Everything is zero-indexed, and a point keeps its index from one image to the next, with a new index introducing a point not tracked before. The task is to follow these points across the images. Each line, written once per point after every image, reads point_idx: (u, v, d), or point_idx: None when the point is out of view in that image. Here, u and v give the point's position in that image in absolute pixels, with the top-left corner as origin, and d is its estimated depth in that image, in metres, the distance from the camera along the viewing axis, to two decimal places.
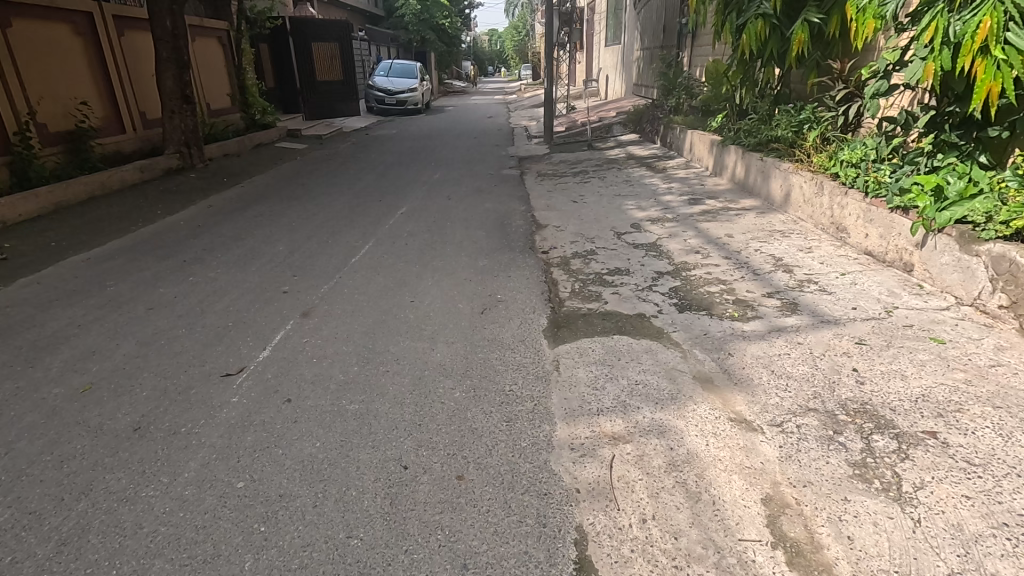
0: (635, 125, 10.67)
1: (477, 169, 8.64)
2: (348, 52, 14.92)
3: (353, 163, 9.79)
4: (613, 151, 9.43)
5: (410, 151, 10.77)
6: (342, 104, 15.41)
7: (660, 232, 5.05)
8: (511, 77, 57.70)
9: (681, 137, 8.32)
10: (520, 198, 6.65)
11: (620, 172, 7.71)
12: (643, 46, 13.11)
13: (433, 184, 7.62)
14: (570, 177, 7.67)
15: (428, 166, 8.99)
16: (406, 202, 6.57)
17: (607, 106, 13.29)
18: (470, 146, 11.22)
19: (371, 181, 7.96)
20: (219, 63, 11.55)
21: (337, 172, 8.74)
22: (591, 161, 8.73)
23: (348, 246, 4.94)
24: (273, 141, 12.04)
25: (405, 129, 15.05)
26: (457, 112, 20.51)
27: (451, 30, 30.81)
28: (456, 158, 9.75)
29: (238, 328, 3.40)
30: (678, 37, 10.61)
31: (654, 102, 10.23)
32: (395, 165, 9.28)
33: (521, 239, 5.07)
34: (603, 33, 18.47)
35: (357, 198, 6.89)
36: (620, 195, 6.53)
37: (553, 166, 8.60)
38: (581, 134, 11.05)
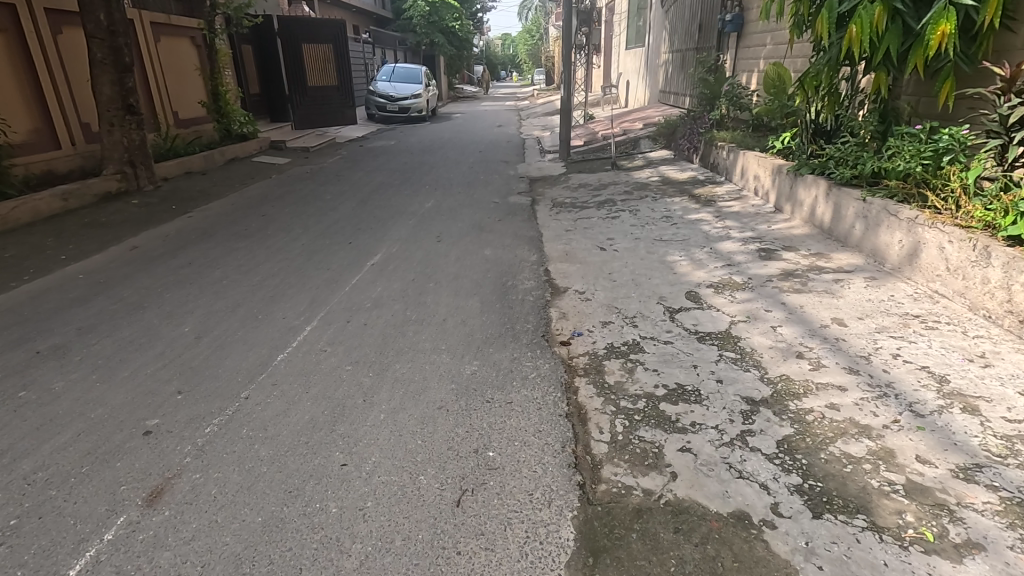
0: (667, 141, 9.10)
1: (479, 195, 7.13)
2: (342, 54, 13.76)
3: (335, 183, 8.34)
4: (643, 172, 7.89)
5: (404, 168, 9.31)
6: (338, 112, 14.12)
7: (730, 311, 3.51)
8: (524, 83, 56.22)
9: (729, 157, 6.76)
10: (531, 241, 5.14)
11: (656, 203, 6.16)
12: (673, 49, 11.60)
13: (421, 216, 6.12)
14: (593, 209, 6.14)
15: (421, 190, 7.51)
16: (383, 245, 5.10)
17: (631, 117, 11.71)
18: (474, 163, 9.72)
19: (348, 211, 6.49)
20: (189, 67, 10.16)
21: (312, 197, 7.31)
22: (618, 185, 7.20)
23: (283, 328, 3.46)
24: (252, 154, 10.63)
25: (404, 140, 13.59)
26: (464, 120, 19.02)
27: (461, 32, 29.72)
28: (455, 178, 8.26)
29: (17, 536, 1.90)
30: (718, 37, 9.07)
31: (691, 113, 8.65)
32: (382, 187, 7.82)
33: (530, 317, 3.57)
34: (622, 36, 17.04)
35: (322, 237, 5.42)
36: (661, 238, 5.00)
37: (571, 192, 7.08)
38: (602, 149, 9.50)
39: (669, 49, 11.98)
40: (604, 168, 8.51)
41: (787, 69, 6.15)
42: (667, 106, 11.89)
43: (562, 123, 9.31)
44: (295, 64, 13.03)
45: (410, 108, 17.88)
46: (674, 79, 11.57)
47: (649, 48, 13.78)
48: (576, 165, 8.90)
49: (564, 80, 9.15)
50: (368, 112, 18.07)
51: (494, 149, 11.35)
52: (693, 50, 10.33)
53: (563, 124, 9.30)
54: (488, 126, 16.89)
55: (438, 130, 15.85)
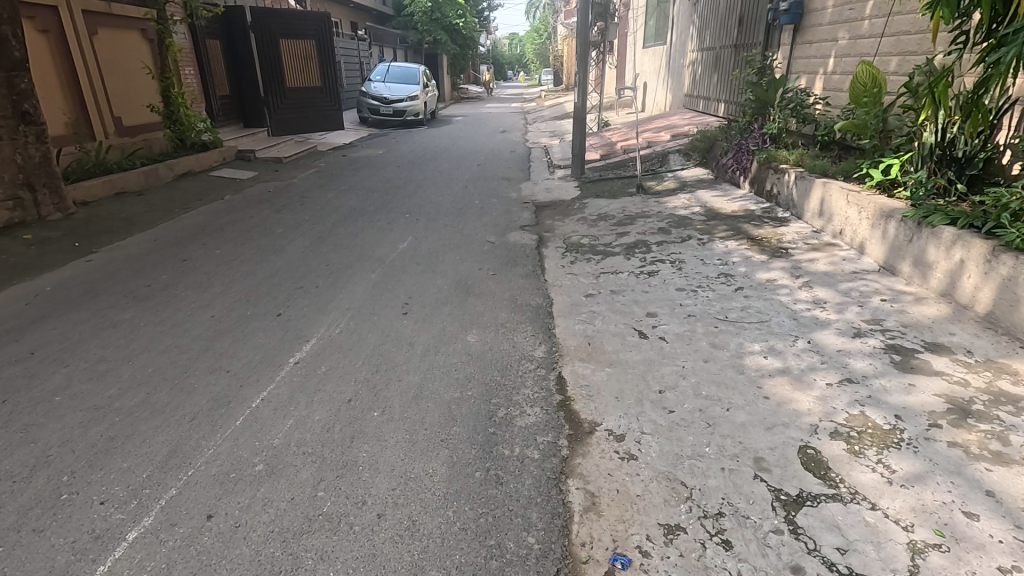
0: (703, 157, 7.50)
1: (472, 230, 5.58)
2: (323, 52, 12.37)
3: (298, 207, 6.81)
4: (679, 199, 6.31)
5: (386, 188, 7.78)
6: (320, 117, 12.68)
7: (897, 509, 1.94)
8: (530, 83, 54.55)
9: (796, 186, 5.19)
10: (536, 317, 3.59)
11: (706, 251, 4.60)
12: (704, 46, 10.00)
13: (389, 266, 4.58)
14: (620, 259, 4.58)
15: (398, 221, 5.98)
16: (325, 321, 3.56)
17: (654, 125, 10.11)
18: (470, 181, 8.17)
19: (298, 254, 4.96)
20: (136, 64, 8.62)
21: (261, 229, 5.78)
22: (649, 219, 5.63)
23: (85, 537, 1.92)
24: (213, 166, 9.12)
25: (395, 149, 12.05)
26: (465, 124, 17.47)
27: (465, 30, 28.15)
28: (445, 204, 6.72)
29: None
30: (767, 32, 7.49)
31: (734, 125, 7.09)
32: (352, 215, 6.29)
33: (534, 511, 2.02)
34: (640, 33, 15.44)
35: (246, 303, 3.89)
36: (726, 317, 3.44)
37: (589, 228, 5.52)
38: (622, 167, 7.93)
39: (699, 48, 10.36)
40: (627, 191, 6.94)
41: (870, 74, 4.76)
42: (696, 113, 10.27)
43: (574, 135, 7.75)
44: (271, 63, 11.56)
45: (405, 111, 16.33)
46: (706, 82, 9.95)
47: (673, 46, 12.17)
48: (591, 187, 7.33)
49: (578, 83, 7.56)
50: (360, 115, 16.56)
51: (495, 162, 9.79)
52: (731, 49, 8.73)
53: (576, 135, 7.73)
54: (490, 131, 15.32)
55: (435, 136, 14.28)
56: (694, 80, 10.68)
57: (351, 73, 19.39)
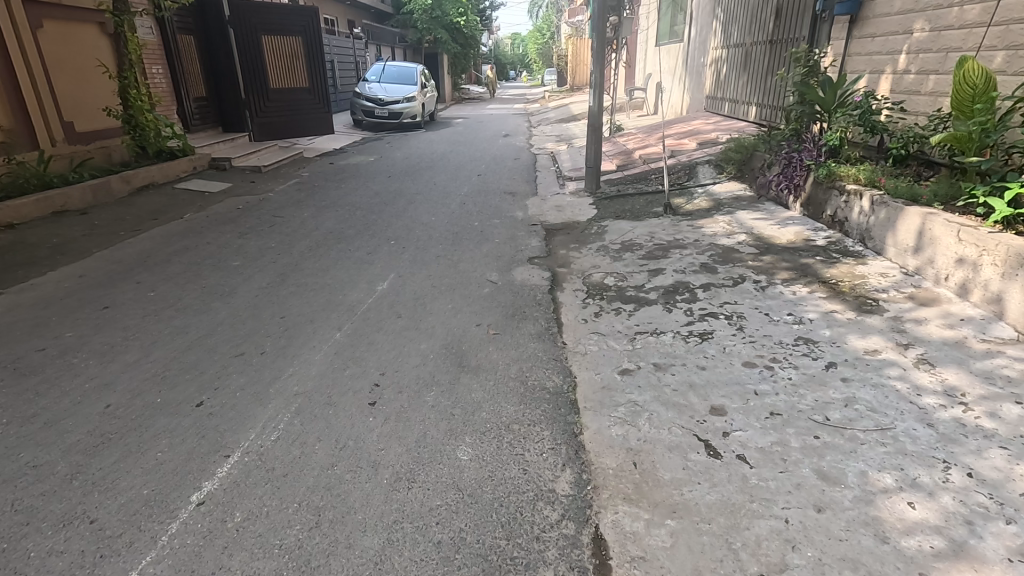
0: (738, 169, 6.48)
1: (470, 264, 4.57)
2: (313, 50, 11.36)
3: (265, 228, 5.81)
4: (716, 223, 5.30)
5: (372, 204, 6.78)
6: (308, 121, 11.66)
7: None
8: (533, 83, 53.55)
9: (872, 213, 4.17)
10: (555, 413, 2.58)
11: (768, 300, 3.59)
12: (732, 43, 8.99)
13: (362, 320, 3.56)
14: (658, 309, 3.57)
15: (381, 250, 4.98)
16: (258, 420, 2.54)
17: (675, 131, 9.10)
18: (470, 195, 7.17)
19: (249, 299, 3.95)
20: (90, 62, 7.61)
21: (215, 260, 4.78)
22: (685, 250, 4.63)
23: None
24: (181, 176, 8.16)
25: (388, 156, 11.05)
26: (466, 127, 16.46)
27: (466, 29, 27.20)
28: (439, 226, 5.72)
29: None
30: (814, 24, 6.48)
31: (777, 133, 6.06)
32: (327, 241, 5.29)
33: None
34: (653, 30, 14.44)
35: (160, 382, 2.87)
36: (827, 419, 2.42)
37: (613, 261, 4.52)
38: (643, 179, 6.92)
39: (725, 45, 9.35)
40: (651, 210, 5.94)
41: (985, 74, 3.60)
42: (721, 117, 9.25)
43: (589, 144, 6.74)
44: (253, 62, 10.56)
45: (402, 114, 15.34)
46: (734, 83, 8.94)
47: (693, 44, 11.17)
48: (609, 204, 6.33)
49: (594, 84, 6.55)
50: (354, 116, 15.56)
51: (498, 172, 8.80)
52: (767, 45, 7.71)
53: (591, 144, 6.72)
54: (492, 135, 14.32)
55: (433, 140, 13.28)
56: (718, 81, 9.67)
57: (345, 73, 18.41)
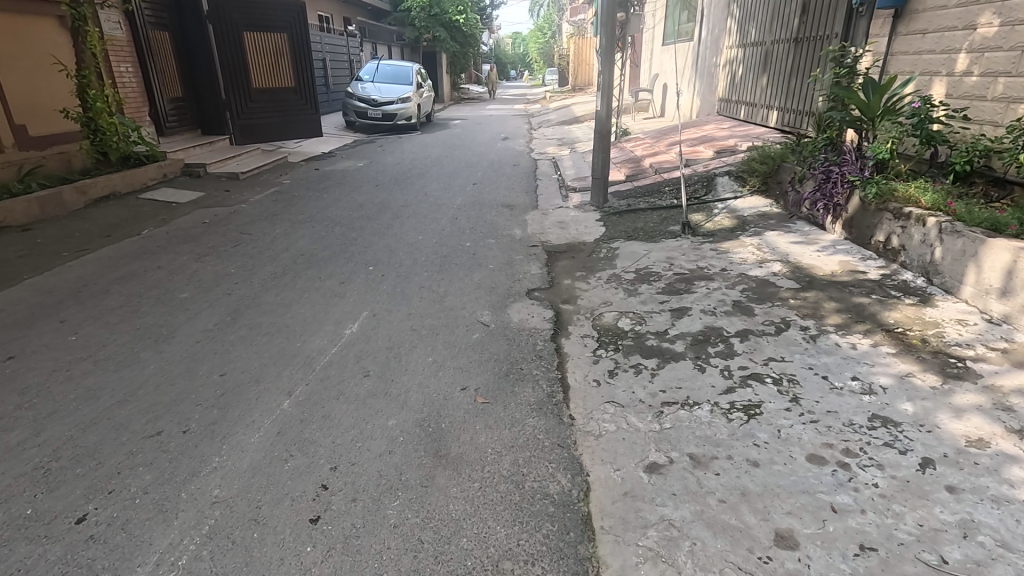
0: (761, 183, 5.81)
1: (458, 298, 3.87)
2: (299, 48, 10.74)
3: (228, 248, 5.12)
4: (743, 246, 4.62)
5: (354, 218, 6.10)
6: (292, 123, 11.07)
7: None
8: (534, 83, 52.92)
9: (939, 243, 3.48)
10: (561, 540, 1.89)
11: (824, 356, 2.90)
12: (749, 41, 8.33)
13: (320, 380, 2.88)
14: (688, 368, 2.89)
15: (355, 279, 4.29)
16: (152, 550, 1.85)
17: (687, 136, 8.42)
18: (464, 208, 6.49)
19: (186, 346, 3.24)
20: (44, 58, 6.89)
21: (160, 291, 4.10)
22: (711, 282, 3.94)
23: None
24: (149, 184, 7.48)
25: (379, 161, 10.37)
26: (464, 129, 15.78)
27: (465, 27, 26.54)
28: (426, 247, 5.03)
29: None
30: (848, 20, 5.81)
31: (810, 143, 5.37)
32: (296, 266, 4.61)
33: None
34: (659, 28, 13.80)
35: (40, 481, 2.17)
36: (943, 561, 1.72)
37: (627, 297, 3.84)
38: (655, 192, 6.25)
39: (742, 43, 8.66)
40: (667, 229, 5.27)
41: None
42: (737, 122, 8.57)
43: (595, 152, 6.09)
44: (235, 61, 9.91)
45: (396, 115, 14.65)
46: (753, 85, 8.27)
47: (705, 42, 10.49)
48: (618, 221, 5.66)
49: (602, 86, 5.87)
50: (346, 118, 14.88)
51: (495, 180, 8.11)
52: (791, 43, 7.02)
53: (599, 152, 6.04)
54: (490, 138, 13.63)
55: (427, 143, 12.59)
56: (734, 82, 8.98)
57: (339, 72, 17.74)
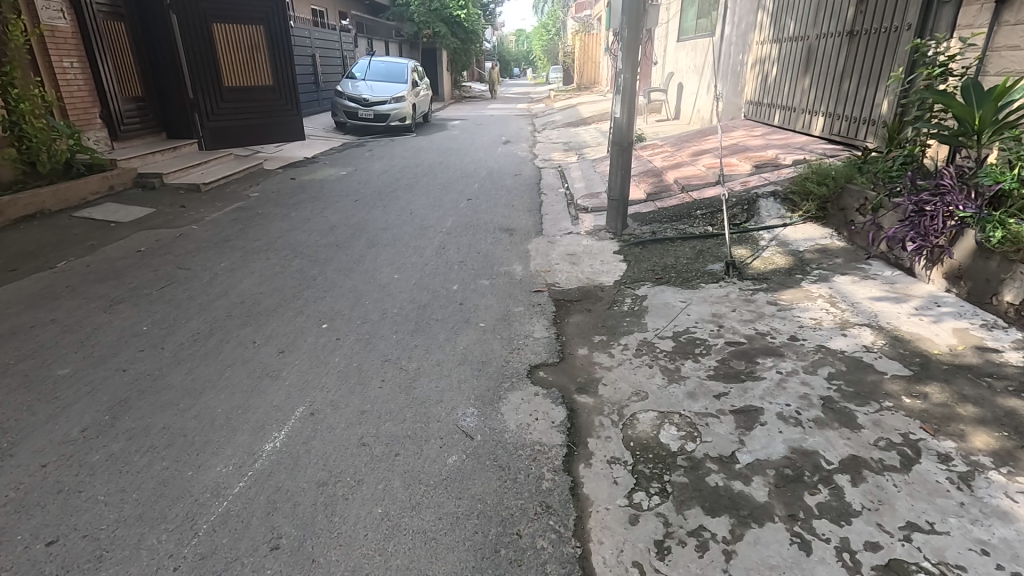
0: (818, 210, 4.74)
1: (433, 383, 2.81)
2: (278, 44, 9.69)
3: (154, 290, 4.08)
4: (812, 298, 3.56)
5: (320, 247, 5.05)
6: (271, 126, 10.03)
7: None
8: (538, 80, 51.86)
9: None
10: None
11: (998, 526, 1.83)
12: (788, 36, 7.25)
13: (201, 559, 1.82)
14: (783, 544, 1.82)
15: (301, 346, 3.23)
16: None
17: (715, 145, 7.35)
18: (454, 233, 5.43)
19: (20, 477, 2.18)
20: None
21: (36, 363, 3.06)
22: (782, 361, 2.88)
23: None
24: (89, 199, 6.46)
25: (365, 168, 9.32)
26: (464, 131, 14.74)
27: (468, 22, 25.50)
28: (402, 292, 3.98)
29: None
30: (927, 8, 4.74)
31: (889, 164, 4.31)
32: (230, 321, 3.55)
33: None
34: (675, 22, 12.73)
35: None
36: None
37: (668, 384, 2.77)
38: (686, 216, 5.19)
39: (778, 38, 7.57)
40: (706, 268, 4.23)
41: None
42: (770, 129, 7.49)
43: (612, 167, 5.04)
44: (204, 56, 8.88)
45: (389, 115, 13.59)
46: (791, 86, 7.18)
47: (730, 38, 9.41)
48: (642, 255, 4.60)
49: (620, 88, 4.82)
50: (336, 118, 13.84)
51: (494, 195, 7.07)
52: (845, 37, 5.93)
53: (617, 169, 4.97)
54: (490, 141, 12.58)
55: (422, 148, 11.53)
56: (767, 82, 7.90)
57: (331, 69, 16.69)
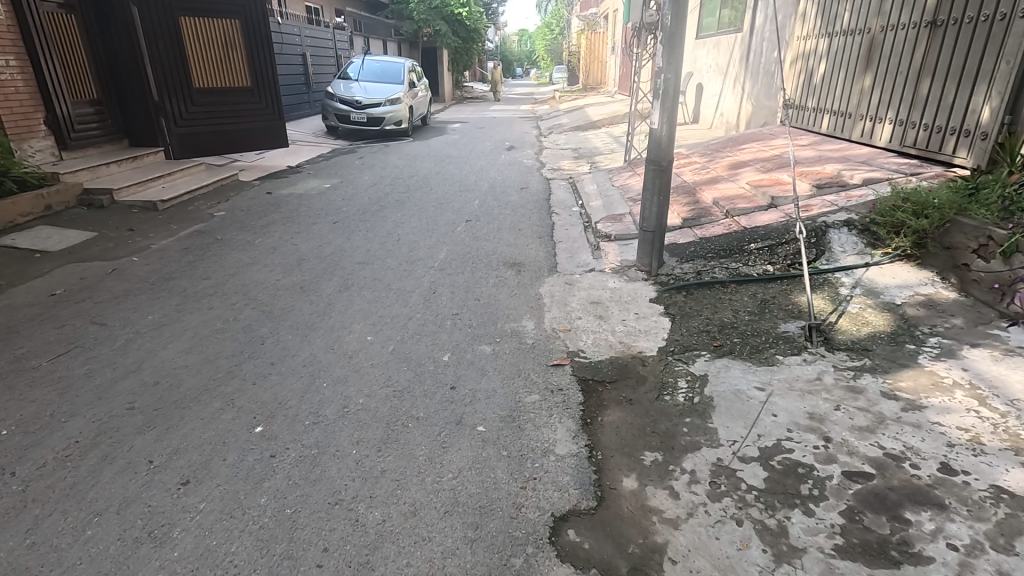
0: (914, 247, 3.70)
1: (402, 565, 1.79)
2: (255, 40, 8.71)
3: (45, 361, 3.06)
4: (944, 389, 2.53)
5: (278, 291, 4.03)
6: (248, 131, 9.03)
7: None
8: (541, 81, 50.95)
9: None
10: None
11: None
12: (840, 29, 6.22)
13: None
14: None
15: (216, 470, 2.21)
16: None
17: (754, 158, 6.31)
18: (448, 270, 4.41)
19: None
20: None
21: None
22: (946, 521, 1.85)
23: None
24: (17, 222, 5.46)
25: (354, 179, 8.32)
26: (465, 135, 13.74)
27: (470, 20, 24.50)
28: (374, 367, 2.96)
29: None
30: None
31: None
32: (127, 419, 2.52)
33: None
34: (694, 17, 11.73)
35: None
36: None
37: (774, 566, 1.75)
38: (737, 250, 4.16)
39: (827, 32, 6.53)
40: (778, 330, 3.20)
41: None
42: (818, 138, 6.45)
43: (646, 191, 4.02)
44: (169, 54, 7.89)
45: (383, 119, 12.59)
46: (845, 88, 6.14)
47: (762, 32, 8.37)
48: (688, 306, 3.58)
49: (655, 90, 3.76)
50: (327, 122, 12.84)
51: (498, 215, 6.06)
52: (925, 28, 4.87)
53: (653, 195, 3.94)
54: (493, 147, 11.57)
55: (419, 155, 10.54)
56: (812, 83, 6.86)
57: (323, 69, 15.69)
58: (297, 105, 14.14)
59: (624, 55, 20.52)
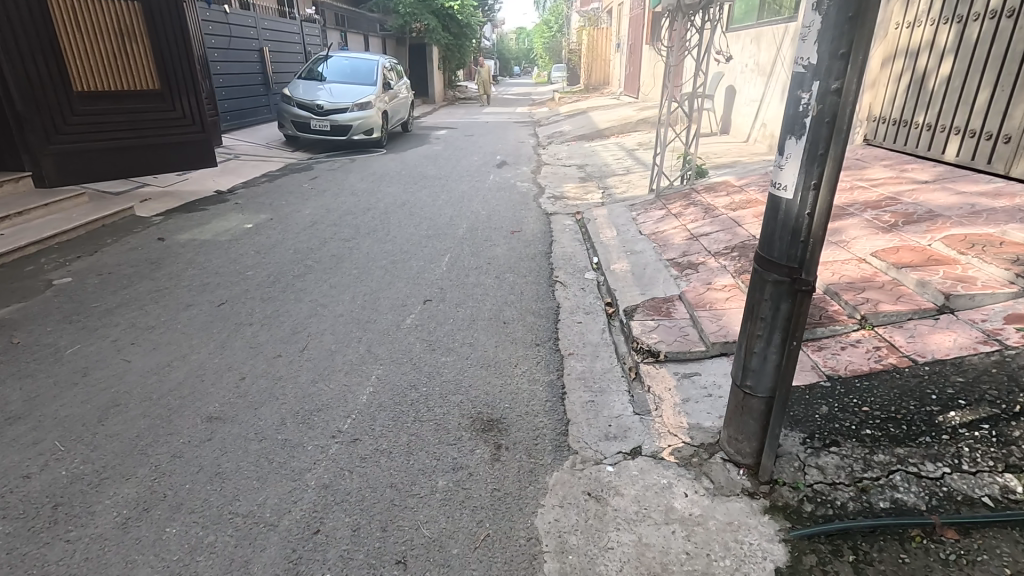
0: None
1: None
2: (161, 28, 6.70)
3: None
4: None
5: (1, 523, 1.98)
6: (155, 146, 7.00)
7: None
8: (539, 80, 48.87)
9: None
10: None
11: None
12: (986, 12, 4.23)
13: None
14: None
15: None
16: None
17: (854, 202, 4.28)
18: (366, 444, 2.37)
19: None
20: None
21: None
22: None
23: None
24: None
25: (291, 215, 6.26)
26: (449, 145, 11.68)
27: (461, 14, 22.37)
28: None
29: None
30: None
31: None
32: None
33: None
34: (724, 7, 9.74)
35: None
36: None
37: None
38: (923, 424, 2.13)
39: (957, 17, 4.51)
40: None
41: None
42: (944, 172, 4.43)
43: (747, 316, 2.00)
44: (35, 47, 5.76)
45: (351, 127, 10.53)
46: (998, 99, 4.11)
47: None
48: None
49: (787, 122, 1.71)
50: (285, 130, 10.76)
51: (473, 289, 4.01)
52: None
53: (770, 332, 1.90)
54: (482, 163, 9.53)
55: (387, 175, 8.49)
56: (926, 91, 4.83)
57: (288, 66, 13.58)
58: (253, 109, 12.03)
59: (631, 53, 18.53)
